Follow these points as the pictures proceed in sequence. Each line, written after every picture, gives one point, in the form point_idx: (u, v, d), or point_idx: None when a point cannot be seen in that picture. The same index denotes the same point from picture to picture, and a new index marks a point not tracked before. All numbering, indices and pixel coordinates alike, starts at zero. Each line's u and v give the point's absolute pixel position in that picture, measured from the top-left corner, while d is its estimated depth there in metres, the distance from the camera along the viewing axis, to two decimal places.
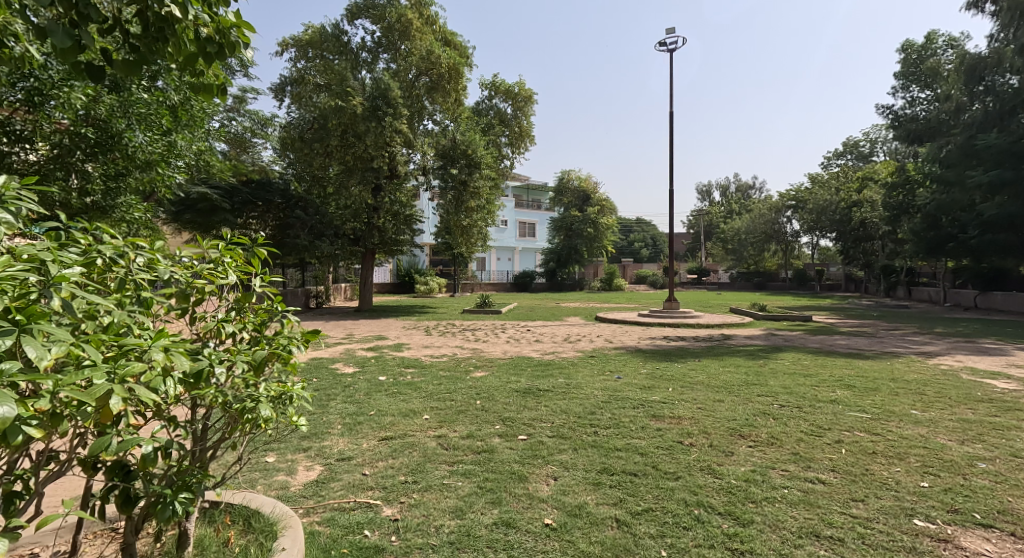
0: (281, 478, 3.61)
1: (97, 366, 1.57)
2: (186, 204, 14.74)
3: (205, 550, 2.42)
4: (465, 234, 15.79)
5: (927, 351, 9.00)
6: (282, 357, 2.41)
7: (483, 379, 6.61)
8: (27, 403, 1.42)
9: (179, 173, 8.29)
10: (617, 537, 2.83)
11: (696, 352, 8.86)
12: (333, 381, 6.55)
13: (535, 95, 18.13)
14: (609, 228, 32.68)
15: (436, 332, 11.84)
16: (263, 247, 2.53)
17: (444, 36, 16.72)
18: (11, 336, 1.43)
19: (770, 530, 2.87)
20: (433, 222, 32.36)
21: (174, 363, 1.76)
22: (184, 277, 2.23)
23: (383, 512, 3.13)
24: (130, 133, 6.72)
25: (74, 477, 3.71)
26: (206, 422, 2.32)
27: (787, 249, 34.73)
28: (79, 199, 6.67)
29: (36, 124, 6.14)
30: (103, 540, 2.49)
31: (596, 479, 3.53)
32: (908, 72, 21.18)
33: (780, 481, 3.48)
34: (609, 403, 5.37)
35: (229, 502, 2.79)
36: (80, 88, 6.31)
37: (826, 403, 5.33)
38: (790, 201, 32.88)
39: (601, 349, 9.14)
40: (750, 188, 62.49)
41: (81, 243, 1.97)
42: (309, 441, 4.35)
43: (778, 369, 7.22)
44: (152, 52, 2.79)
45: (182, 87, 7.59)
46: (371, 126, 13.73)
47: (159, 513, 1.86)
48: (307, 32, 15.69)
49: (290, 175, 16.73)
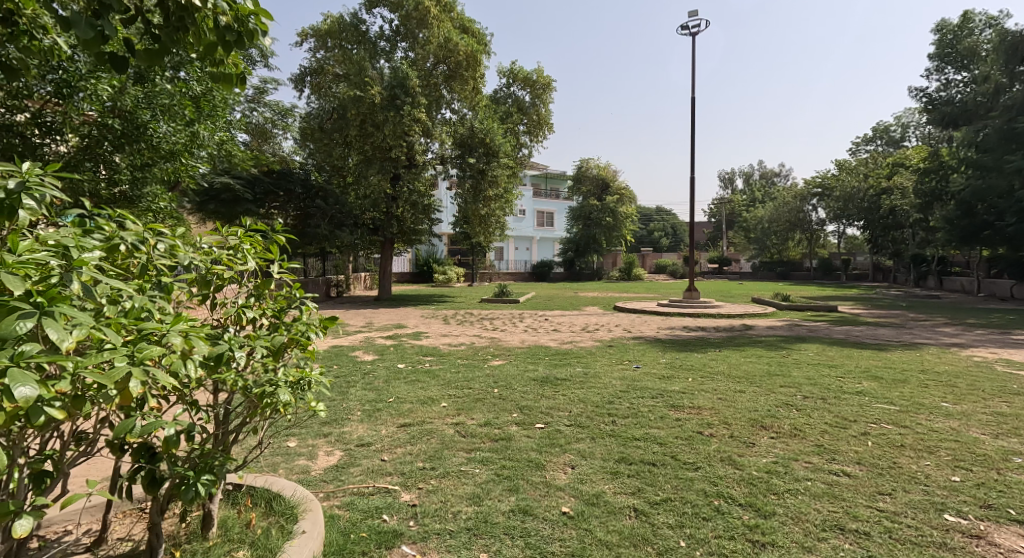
0: (302, 463, 3.66)
1: (117, 349, 1.58)
2: (210, 195, 14.96)
3: (228, 531, 2.45)
4: (482, 223, 15.78)
5: (957, 342, 8.83)
6: (300, 343, 2.42)
7: (500, 367, 6.65)
8: (48, 385, 1.42)
9: (202, 163, 8.38)
10: (634, 527, 2.81)
11: (715, 341, 8.81)
12: (353, 368, 6.62)
13: (553, 82, 18.04)
14: (628, 217, 32.38)
15: (453, 320, 11.94)
16: (283, 235, 2.53)
17: (462, 24, 16.62)
18: (33, 319, 1.43)
19: (792, 523, 2.83)
20: (451, 211, 32.68)
21: (193, 347, 1.78)
22: (204, 263, 2.24)
23: (401, 498, 3.16)
24: (154, 124, 6.81)
25: (101, 459, 3.81)
26: (227, 407, 2.32)
27: (812, 239, 34.13)
28: (108, 189, 6.74)
29: (66, 116, 6.25)
30: (131, 519, 2.55)
31: (613, 468, 3.52)
32: (943, 53, 20.50)
33: (802, 472, 3.42)
34: (629, 392, 5.34)
35: (251, 485, 2.82)
36: (107, 79, 6.42)
37: (852, 395, 5.24)
38: (816, 188, 32.42)
39: (620, 338, 9.14)
40: (776, 175, 61.52)
41: (105, 229, 1.99)
42: (329, 427, 4.39)
43: (803, 360, 7.11)
44: (174, 42, 2.75)
45: (203, 78, 7.73)
46: (389, 115, 13.91)
47: (182, 494, 1.88)
48: (327, 22, 15.84)
49: (311, 165, 16.84)
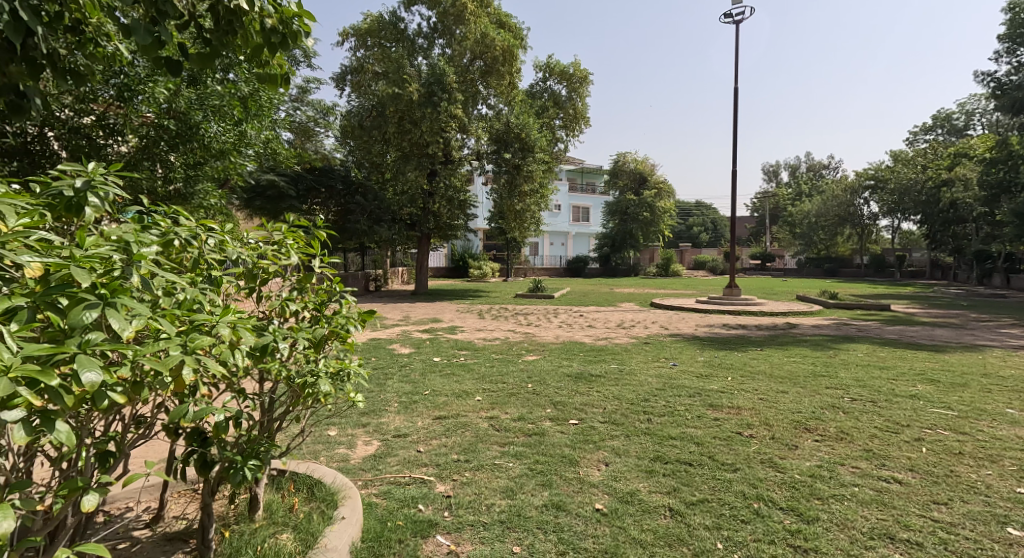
0: (341, 451, 3.78)
1: (172, 339, 1.68)
2: (256, 191, 15.45)
3: (273, 513, 2.56)
4: (518, 218, 15.79)
5: (1018, 344, 8.38)
6: (340, 335, 2.50)
7: (534, 362, 6.68)
8: (111, 371, 1.52)
9: (249, 161, 8.68)
10: (669, 526, 2.80)
11: (756, 340, 8.62)
12: (391, 360, 6.77)
13: (590, 75, 17.89)
14: (666, 212, 31.86)
15: (488, 315, 12.03)
16: (325, 230, 2.62)
17: (498, 19, 16.65)
18: (98, 309, 1.51)
19: (837, 530, 2.76)
20: (487, 207, 32.84)
21: (240, 337, 1.87)
22: (250, 258, 2.34)
23: (436, 488, 3.23)
24: (206, 125, 7.07)
25: (157, 442, 4.02)
26: (272, 395, 2.41)
27: (863, 233, 32.89)
28: (164, 186, 7.05)
29: (127, 117, 6.56)
30: (185, 499, 2.69)
31: (649, 466, 3.50)
32: (1015, 34, 19.33)
33: (849, 478, 3.34)
34: (664, 390, 5.30)
35: (294, 471, 2.94)
36: (163, 82, 6.70)
37: (903, 398, 5.05)
38: (868, 180, 31.21)
39: (656, 335, 9.04)
40: (824, 168, 59.41)
41: (160, 225, 2.09)
42: (367, 417, 4.51)
43: (850, 360, 6.89)
44: (223, 45, 2.87)
45: (251, 79, 7.98)
46: (427, 112, 14.05)
47: (231, 477, 1.97)
48: (367, 21, 16.11)
49: (351, 162, 17.17)
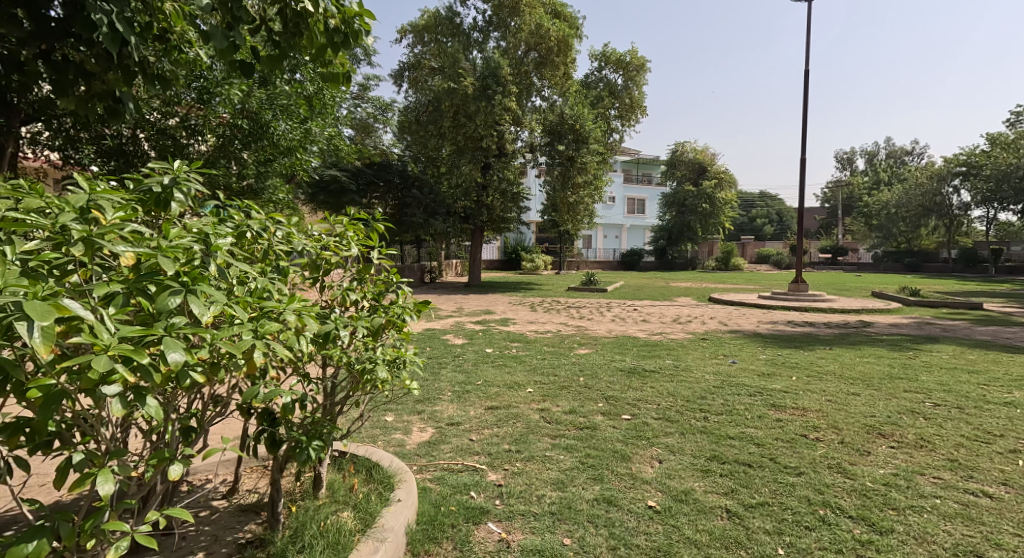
0: (398, 436, 3.92)
1: (244, 324, 1.79)
2: (319, 185, 16.09)
3: (335, 492, 2.69)
4: (571, 210, 15.70)
5: None
6: (396, 325, 2.58)
7: (586, 355, 6.66)
8: (192, 352, 1.64)
9: (314, 157, 9.03)
10: (727, 528, 2.76)
11: (823, 338, 8.24)
12: (445, 350, 6.93)
13: (648, 63, 17.48)
14: (726, 204, 30.85)
15: (541, 308, 12.06)
16: (383, 223, 2.70)
17: (554, 8, 16.53)
18: (180, 295, 1.63)
19: (915, 543, 2.64)
20: (540, 199, 32.81)
21: (304, 324, 1.98)
22: (314, 250, 2.46)
23: (488, 477, 3.29)
24: (275, 123, 7.38)
25: (231, 420, 4.29)
26: (334, 380, 2.53)
27: (952, 225, 30.65)
28: (238, 182, 7.46)
29: (206, 119, 6.96)
30: (257, 474, 2.87)
31: (705, 466, 3.44)
32: None
33: (930, 489, 3.17)
34: (722, 388, 5.18)
35: (353, 454, 3.08)
36: (238, 84, 7.04)
37: (996, 406, 4.71)
38: (958, 167, 28.96)
39: (714, 331, 8.81)
40: (907, 155, 55.49)
41: (235, 218, 2.23)
42: (422, 404, 4.64)
43: (929, 362, 6.48)
44: (291, 47, 3.01)
45: (315, 78, 8.30)
46: (482, 105, 14.16)
47: (297, 456, 2.08)
48: (424, 17, 16.36)
49: (408, 156, 17.54)
